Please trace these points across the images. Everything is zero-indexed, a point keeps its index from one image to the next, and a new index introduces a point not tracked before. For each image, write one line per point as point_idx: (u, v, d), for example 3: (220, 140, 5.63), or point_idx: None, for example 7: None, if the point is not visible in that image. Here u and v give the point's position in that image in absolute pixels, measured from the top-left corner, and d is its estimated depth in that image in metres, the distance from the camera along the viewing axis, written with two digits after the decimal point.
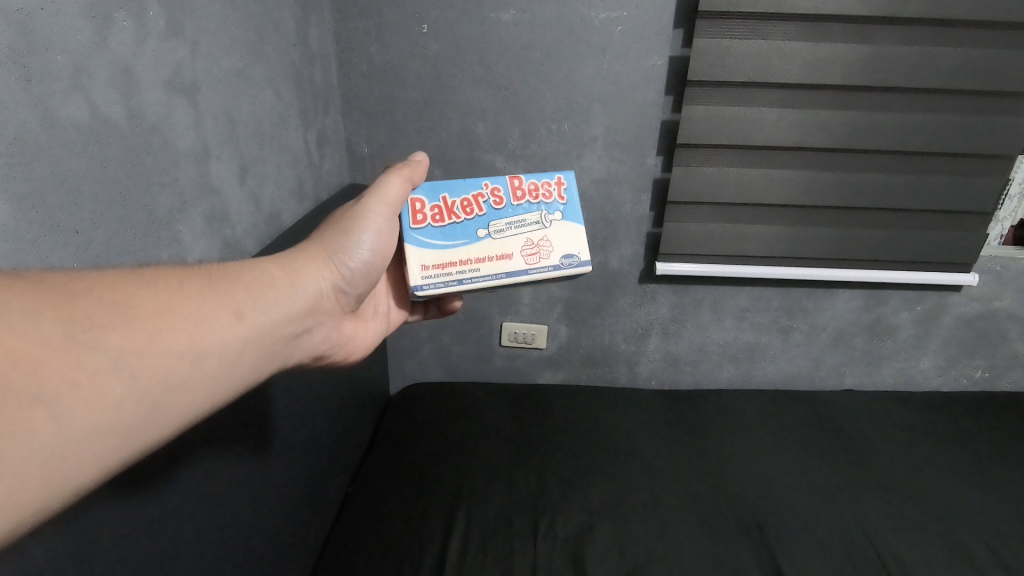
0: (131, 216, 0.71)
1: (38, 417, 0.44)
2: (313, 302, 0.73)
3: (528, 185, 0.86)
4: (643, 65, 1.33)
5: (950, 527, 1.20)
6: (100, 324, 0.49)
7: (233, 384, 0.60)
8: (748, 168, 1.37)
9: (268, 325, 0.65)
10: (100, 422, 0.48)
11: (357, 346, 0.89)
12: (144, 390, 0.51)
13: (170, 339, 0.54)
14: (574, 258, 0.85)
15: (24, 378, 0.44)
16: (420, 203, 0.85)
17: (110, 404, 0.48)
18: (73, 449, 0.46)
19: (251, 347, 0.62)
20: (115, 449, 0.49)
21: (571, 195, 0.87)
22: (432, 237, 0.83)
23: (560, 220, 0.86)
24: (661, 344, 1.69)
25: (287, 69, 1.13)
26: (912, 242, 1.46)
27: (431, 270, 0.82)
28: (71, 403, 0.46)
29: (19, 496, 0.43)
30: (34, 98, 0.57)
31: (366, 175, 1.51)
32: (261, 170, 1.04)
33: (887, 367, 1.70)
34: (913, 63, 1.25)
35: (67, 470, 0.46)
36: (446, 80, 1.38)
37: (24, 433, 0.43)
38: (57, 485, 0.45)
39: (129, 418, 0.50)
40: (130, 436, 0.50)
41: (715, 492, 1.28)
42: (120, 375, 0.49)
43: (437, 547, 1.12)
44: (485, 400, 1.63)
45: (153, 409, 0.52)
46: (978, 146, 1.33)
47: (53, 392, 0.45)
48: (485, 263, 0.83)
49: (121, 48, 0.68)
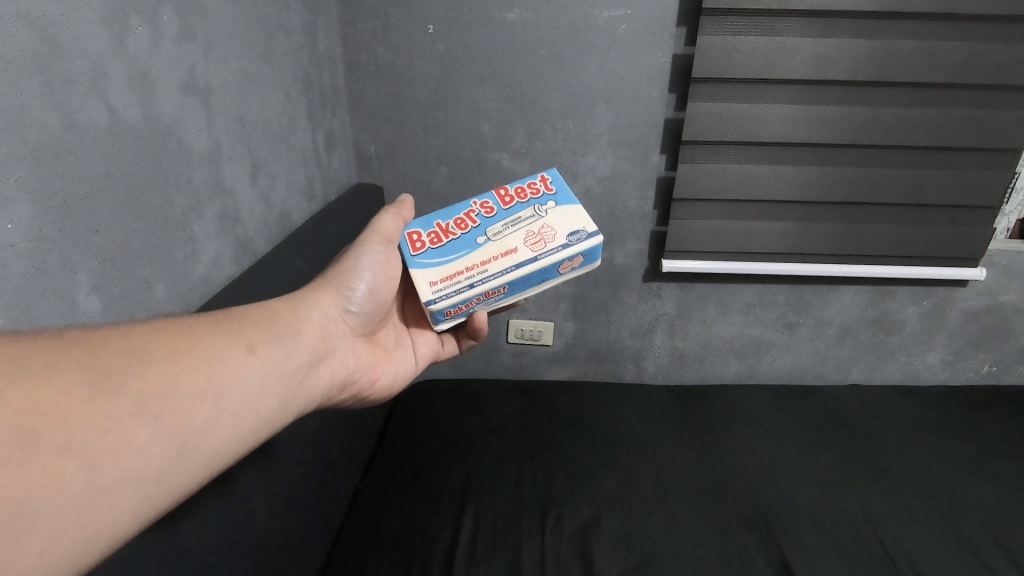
0: (148, 216, 0.73)
1: (67, 468, 0.43)
2: (320, 331, 0.75)
3: (514, 190, 0.91)
4: (647, 63, 1.34)
5: (957, 520, 1.20)
6: (121, 370, 0.49)
7: (254, 420, 0.60)
8: (754, 165, 1.38)
9: (280, 358, 0.66)
10: (129, 469, 0.47)
11: (381, 372, 0.89)
12: (169, 433, 0.50)
13: (188, 379, 0.54)
14: (581, 233, 0.85)
15: (53, 428, 0.42)
16: (415, 234, 0.88)
17: (138, 449, 0.47)
18: (103, 499, 0.45)
19: (268, 381, 0.63)
20: (143, 496, 0.48)
21: (558, 186, 0.91)
22: (432, 258, 0.84)
23: (555, 207, 0.88)
24: (667, 340, 1.70)
25: (296, 70, 1.15)
26: (918, 237, 1.46)
27: (439, 284, 0.82)
28: (100, 450, 0.45)
29: (52, 551, 0.41)
30: (56, 102, 0.59)
31: (373, 175, 1.53)
32: (271, 171, 1.06)
33: (893, 362, 1.71)
34: (918, 57, 1.25)
35: (98, 521, 0.44)
36: (452, 80, 1.39)
37: (53, 485, 0.42)
38: (90, 537, 0.44)
39: (157, 464, 0.49)
40: (158, 482, 0.49)
41: (722, 487, 1.29)
42: (145, 419, 0.49)
43: (447, 541, 1.14)
44: (493, 397, 1.64)
45: (179, 452, 0.51)
46: (984, 140, 1.33)
47: (82, 441, 0.44)
48: (491, 263, 0.83)
49: (137, 52, 0.70)
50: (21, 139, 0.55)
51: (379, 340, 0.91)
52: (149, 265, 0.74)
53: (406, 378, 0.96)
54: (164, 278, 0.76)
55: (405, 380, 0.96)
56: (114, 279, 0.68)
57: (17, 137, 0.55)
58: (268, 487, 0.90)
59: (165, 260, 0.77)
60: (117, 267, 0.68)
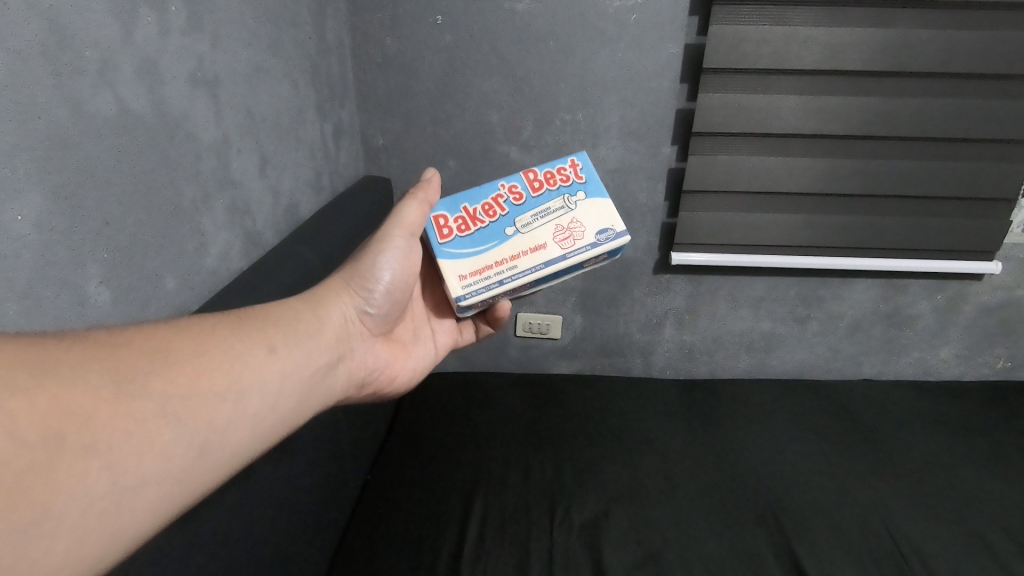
0: (157, 208, 0.73)
1: (91, 471, 0.43)
2: (338, 331, 0.75)
3: (543, 175, 0.89)
4: (658, 53, 1.32)
5: (971, 516, 1.19)
6: (144, 371, 0.49)
7: (274, 420, 0.61)
8: (766, 156, 1.36)
9: (300, 358, 0.66)
10: (152, 470, 0.47)
11: (399, 369, 0.89)
12: (190, 434, 0.50)
13: (209, 380, 0.54)
14: (610, 231, 0.85)
15: (79, 430, 0.43)
16: (443, 218, 0.86)
17: (159, 450, 0.48)
18: (126, 500, 0.45)
19: (287, 381, 0.63)
20: (166, 496, 0.48)
21: (588, 173, 0.89)
22: (462, 247, 0.84)
23: (584, 199, 0.87)
24: (676, 334, 1.69)
25: (304, 62, 1.14)
26: (932, 230, 1.44)
27: (469, 279, 0.82)
28: (124, 452, 0.45)
29: (77, 551, 0.42)
30: (66, 94, 0.59)
31: (381, 168, 1.52)
32: (280, 163, 1.05)
33: (906, 356, 1.69)
34: (935, 47, 1.23)
35: (122, 521, 0.45)
36: (461, 71, 1.38)
37: (77, 487, 0.42)
38: (113, 538, 0.44)
39: (178, 464, 0.49)
40: (180, 481, 0.49)
41: (732, 480, 1.28)
42: (167, 420, 0.49)
43: (456, 534, 1.14)
44: (502, 389, 1.64)
45: (200, 453, 0.51)
46: (1002, 131, 1.31)
47: (106, 443, 0.44)
48: (521, 258, 0.83)
49: (146, 43, 0.70)
50: (31, 130, 0.55)
51: (397, 336, 0.91)
52: (159, 257, 0.74)
53: (425, 369, 0.96)
54: (173, 269, 0.76)
55: (423, 373, 0.96)
56: (124, 271, 0.68)
57: (28, 128, 0.55)
58: (278, 480, 0.90)
59: (175, 252, 0.77)
60: (127, 258, 0.69)
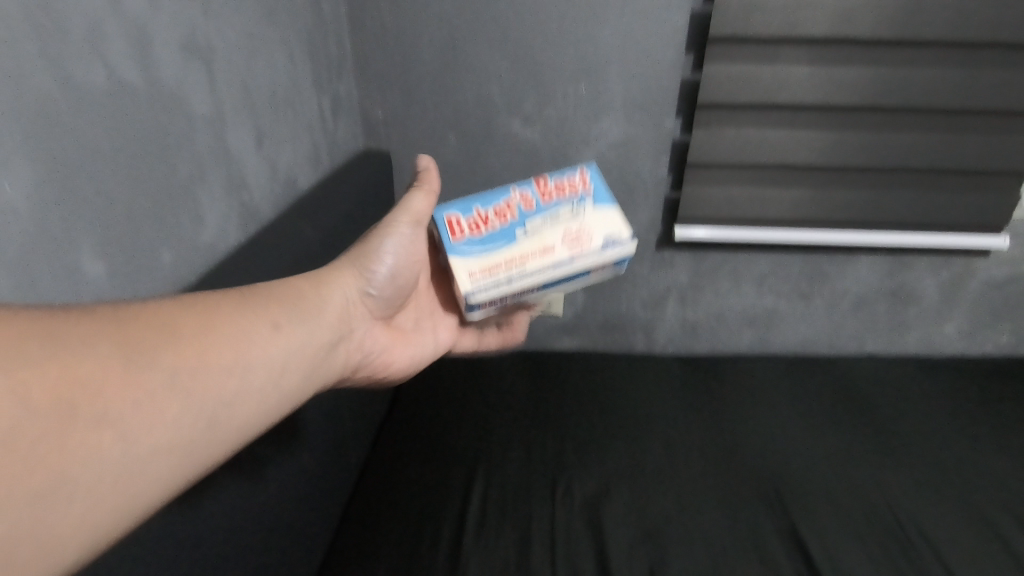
0: (151, 180, 0.72)
1: (104, 438, 0.45)
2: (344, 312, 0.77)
3: (554, 184, 0.88)
4: (664, 23, 1.29)
5: (971, 494, 1.19)
6: (153, 343, 0.51)
7: (279, 396, 0.63)
8: (773, 129, 1.33)
9: (306, 337, 0.67)
10: (162, 438, 0.49)
11: (401, 353, 0.90)
12: (198, 407, 0.53)
13: (216, 355, 0.56)
14: (618, 239, 0.82)
15: (91, 397, 0.45)
16: (455, 219, 0.85)
17: (169, 420, 0.50)
18: (137, 468, 0.47)
19: (293, 359, 0.65)
20: (176, 465, 0.51)
21: (597, 185, 0.88)
22: (472, 247, 0.82)
23: (594, 209, 0.85)
24: (679, 311, 1.68)
25: (300, 31, 1.12)
26: (940, 204, 1.42)
27: (477, 277, 0.80)
28: (134, 420, 0.47)
29: (90, 515, 0.44)
30: (51, 59, 0.57)
31: (381, 142, 1.50)
32: (277, 136, 1.04)
33: (910, 333, 1.68)
34: (949, 15, 1.19)
35: (133, 488, 0.47)
36: (461, 42, 1.35)
37: (91, 454, 0.44)
38: (125, 503, 0.47)
39: (187, 434, 0.52)
40: (189, 452, 0.52)
41: (733, 458, 1.29)
42: (175, 393, 0.51)
43: (457, 509, 1.15)
44: (503, 365, 1.64)
45: (208, 426, 0.54)
46: (1016, 102, 1.28)
47: (117, 412, 0.46)
48: (529, 259, 0.81)
49: (134, 9, 0.68)
50: (17, 96, 0.54)
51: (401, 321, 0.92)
52: (154, 230, 0.73)
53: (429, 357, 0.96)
54: (169, 243, 0.75)
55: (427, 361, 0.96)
56: (118, 243, 0.67)
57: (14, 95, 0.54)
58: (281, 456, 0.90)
59: (171, 226, 0.76)
60: (121, 231, 0.68)
